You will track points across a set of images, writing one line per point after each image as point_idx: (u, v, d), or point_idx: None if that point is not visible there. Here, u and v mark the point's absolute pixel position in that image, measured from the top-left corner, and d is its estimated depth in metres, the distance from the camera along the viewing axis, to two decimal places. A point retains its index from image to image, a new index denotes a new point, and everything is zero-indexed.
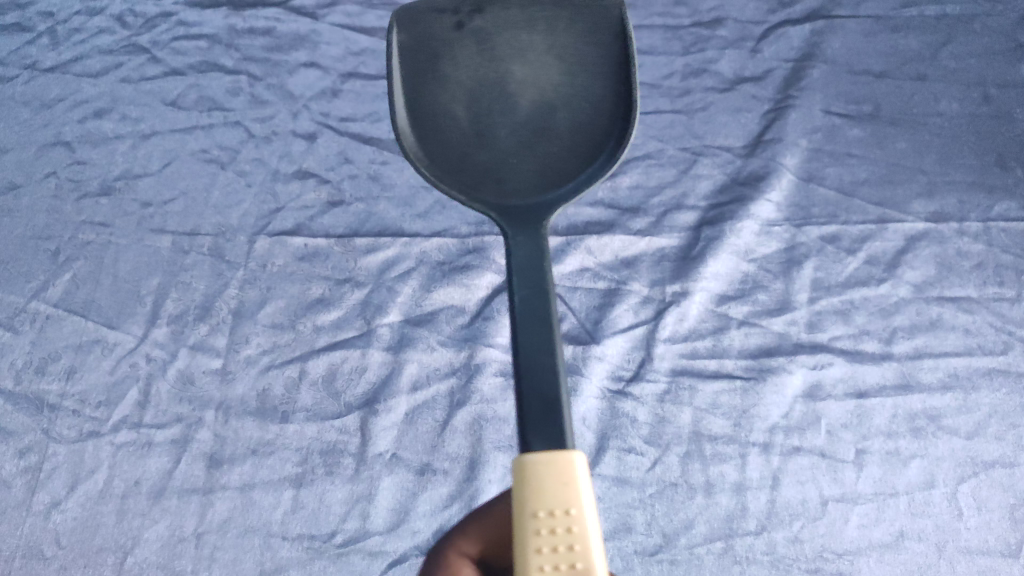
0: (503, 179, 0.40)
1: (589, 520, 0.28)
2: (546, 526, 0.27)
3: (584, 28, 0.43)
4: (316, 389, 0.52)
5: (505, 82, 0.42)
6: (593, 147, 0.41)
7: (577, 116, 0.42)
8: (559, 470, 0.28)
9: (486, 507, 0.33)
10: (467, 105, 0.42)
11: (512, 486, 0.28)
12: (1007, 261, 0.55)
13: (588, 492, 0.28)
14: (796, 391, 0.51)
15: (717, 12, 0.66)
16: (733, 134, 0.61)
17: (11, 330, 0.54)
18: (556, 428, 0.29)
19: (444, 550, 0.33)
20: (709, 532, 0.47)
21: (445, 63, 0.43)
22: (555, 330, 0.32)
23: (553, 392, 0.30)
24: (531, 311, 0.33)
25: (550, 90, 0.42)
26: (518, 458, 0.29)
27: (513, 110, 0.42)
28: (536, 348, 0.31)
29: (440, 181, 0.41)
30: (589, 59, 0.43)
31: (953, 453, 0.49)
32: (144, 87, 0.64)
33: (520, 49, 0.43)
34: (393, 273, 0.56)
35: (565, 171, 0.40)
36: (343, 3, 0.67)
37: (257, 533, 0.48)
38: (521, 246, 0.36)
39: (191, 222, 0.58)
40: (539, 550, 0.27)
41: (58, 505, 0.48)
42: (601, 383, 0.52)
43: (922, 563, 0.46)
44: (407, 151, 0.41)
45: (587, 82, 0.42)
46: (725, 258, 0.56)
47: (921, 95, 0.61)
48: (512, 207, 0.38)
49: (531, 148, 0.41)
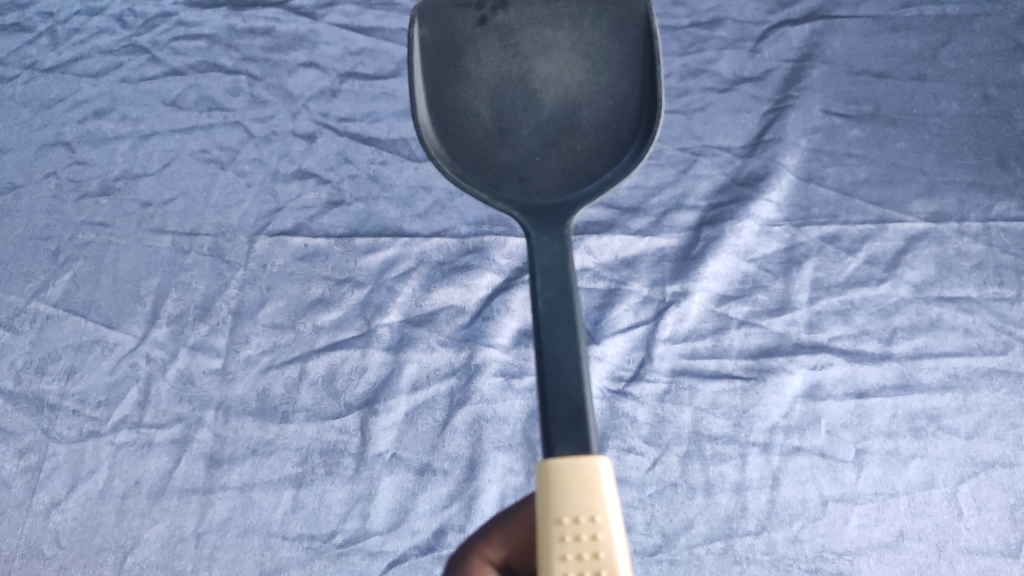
0: (526, 177, 0.39)
1: (614, 526, 0.28)
2: (571, 532, 0.27)
3: (610, 24, 0.42)
4: (316, 389, 0.52)
5: (529, 80, 0.41)
6: (619, 144, 0.40)
7: (603, 113, 0.41)
8: (584, 476, 0.28)
9: (509, 513, 0.34)
10: (491, 102, 0.42)
11: (535, 490, 0.28)
12: (1007, 261, 0.55)
13: (613, 499, 0.28)
14: (795, 391, 0.51)
15: (716, 12, 0.66)
16: (733, 134, 0.61)
17: (12, 330, 0.54)
18: (580, 432, 0.29)
19: (467, 555, 0.33)
20: (709, 532, 0.47)
21: (468, 58, 0.42)
22: (579, 330, 0.31)
23: (579, 397, 0.30)
24: (554, 311, 0.32)
25: (575, 87, 0.41)
26: (542, 462, 0.28)
27: (538, 108, 0.41)
28: (563, 351, 0.31)
29: (462, 179, 0.40)
30: (614, 56, 0.42)
31: (953, 453, 0.49)
32: (144, 87, 0.64)
33: (545, 46, 0.42)
34: (393, 273, 0.56)
35: (589, 171, 0.39)
36: (343, 3, 0.67)
37: (257, 533, 0.48)
38: (546, 245, 0.35)
39: (191, 222, 0.58)
40: (564, 557, 0.27)
41: (57, 505, 0.48)
42: (601, 383, 0.52)
43: (922, 563, 0.46)
44: (428, 148, 0.41)
45: (613, 80, 0.41)
46: (725, 258, 0.56)
47: (922, 95, 0.61)
48: (535, 206, 0.38)
49: (554, 147, 0.40)
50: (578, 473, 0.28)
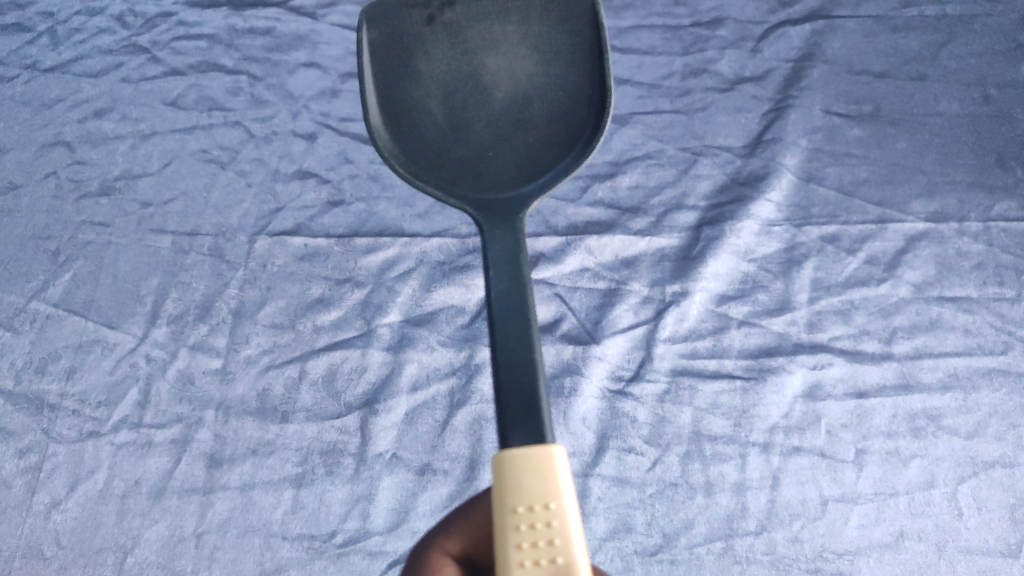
0: (481, 172, 0.39)
1: (570, 513, 0.27)
2: (525, 520, 0.27)
3: (558, 16, 0.42)
4: (316, 389, 0.52)
5: (479, 75, 0.41)
6: (571, 136, 0.40)
7: (555, 104, 0.41)
8: (539, 464, 0.28)
9: (470, 506, 0.34)
10: (442, 100, 0.42)
11: (491, 481, 0.28)
12: (1006, 261, 0.55)
13: (569, 486, 0.28)
14: (796, 391, 0.51)
15: (716, 12, 0.66)
16: (733, 134, 0.61)
17: (10, 330, 0.54)
18: (534, 422, 0.29)
19: (427, 551, 0.33)
20: (709, 532, 0.47)
21: (418, 58, 0.42)
22: (532, 321, 0.31)
23: (530, 386, 0.30)
24: (508, 303, 0.32)
25: (526, 80, 0.41)
26: (498, 453, 0.28)
27: (488, 102, 0.41)
28: (515, 341, 0.31)
29: (416, 177, 0.40)
30: (564, 48, 0.42)
31: (953, 453, 0.49)
32: (144, 87, 0.64)
33: (494, 41, 0.42)
34: (394, 273, 0.56)
35: (542, 163, 0.40)
36: (343, 3, 0.67)
37: (257, 533, 0.48)
38: (499, 239, 0.35)
39: (191, 222, 0.58)
40: (520, 545, 0.27)
41: (58, 505, 0.48)
42: (601, 383, 0.52)
43: (922, 563, 0.46)
44: (382, 149, 0.41)
45: (563, 71, 0.41)
46: (725, 259, 0.56)
47: (921, 95, 0.61)
48: (488, 201, 0.38)
49: (507, 141, 0.40)
50: (534, 461, 0.28)
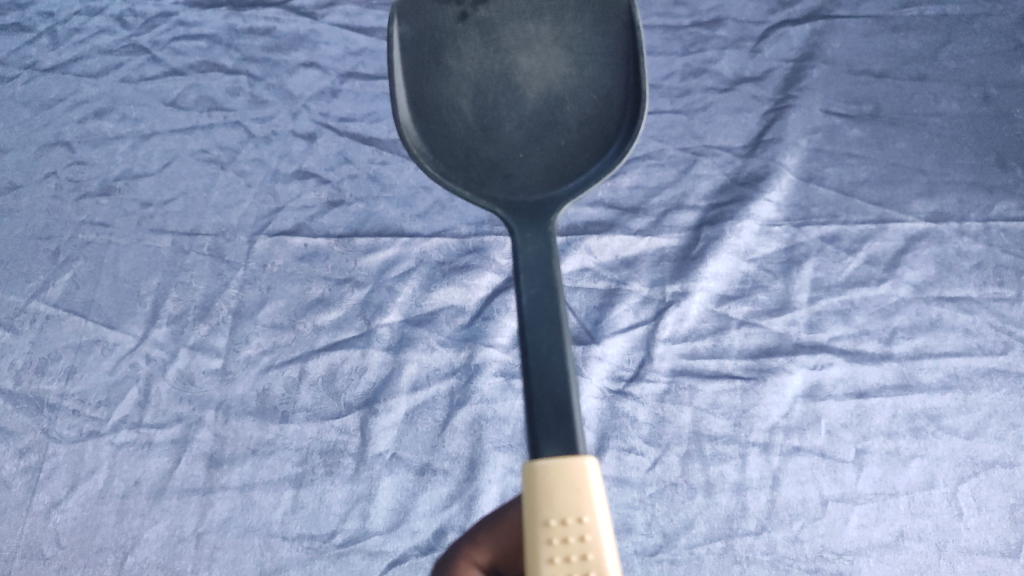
0: (510, 173, 0.39)
1: (603, 527, 0.27)
2: (558, 534, 0.27)
3: (592, 15, 0.42)
4: (316, 389, 0.52)
5: (511, 74, 0.41)
6: (603, 139, 0.40)
7: (586, 107, 0.41)
8: (571, 478, 0.28)
9: (496, 515, 0.34)
10: (472, 98, 0.41)
11: (522, 492, 0.28)
12: (1007, 261, 0.55)
13: (601, 499, 0.28)
14: (796, 391, 0.51)
15: (717, 12, 0.66)
16: (733, 134, 0.61)
17: (11, 330, 0.54)
18: (568, 432, 0.29)
19: (453, 559, 0.33)
20: (709, 532, 0.47)
21: (449, 54, 0.42)
22: (564, 328, 0.31)
23: (564, 395, 0.29)
24: (540, 309, 0.32)
25: (558, 81, 0.41)
26: (528, 464, 0.28)
27: (519, 102, 0.41)
28: (548, 348, 0.31)
29: (445, 176, 0.40)
30: (597, 49, 0.42)
31: (953, 453, 0.49)
32: (144, 87, 0.64)
33: (527, 41, 0.42)
34: (394, 273, 0.56)
35: (573, 167, 0.39)
36: (343, 3, 0.67)
37: (257, 533, 0.48)
38: (530, 242, 0.35)
39: (191, 222, 0.58)
40: (552, 559, 0.27)
41: (58, 505, 0.48)
42: (602, 383, 0.52)
43: (922, 563, 0.46)
44: (410, 147, 0.41)
45: (596, 73, 0.41)
46: (725, 259, 0.56)
47: (922, 95, 0.61)
48: (518, 203, 0.38)
49: (538, 142, 0.40)
50: (565, 474, 0.28)
